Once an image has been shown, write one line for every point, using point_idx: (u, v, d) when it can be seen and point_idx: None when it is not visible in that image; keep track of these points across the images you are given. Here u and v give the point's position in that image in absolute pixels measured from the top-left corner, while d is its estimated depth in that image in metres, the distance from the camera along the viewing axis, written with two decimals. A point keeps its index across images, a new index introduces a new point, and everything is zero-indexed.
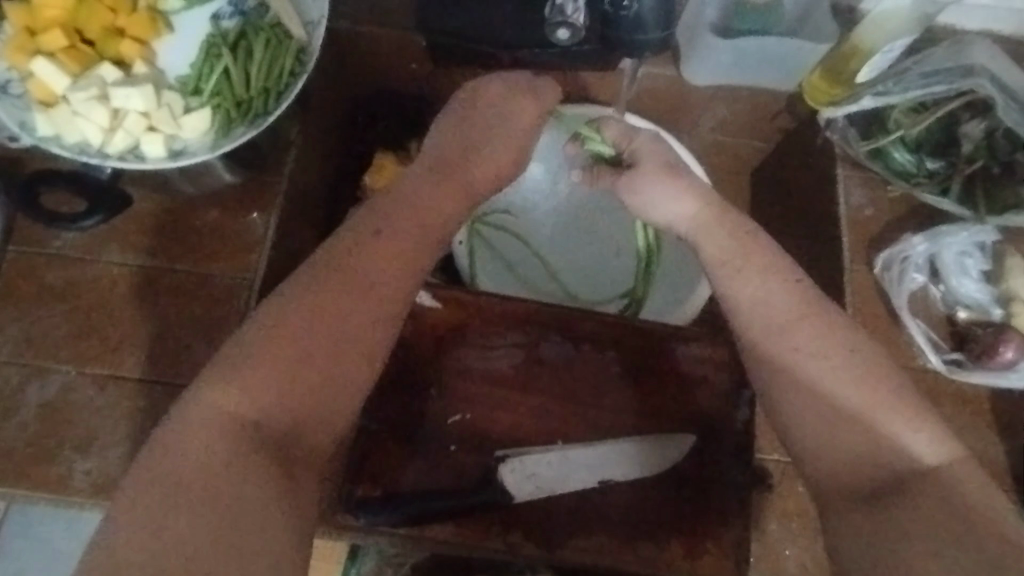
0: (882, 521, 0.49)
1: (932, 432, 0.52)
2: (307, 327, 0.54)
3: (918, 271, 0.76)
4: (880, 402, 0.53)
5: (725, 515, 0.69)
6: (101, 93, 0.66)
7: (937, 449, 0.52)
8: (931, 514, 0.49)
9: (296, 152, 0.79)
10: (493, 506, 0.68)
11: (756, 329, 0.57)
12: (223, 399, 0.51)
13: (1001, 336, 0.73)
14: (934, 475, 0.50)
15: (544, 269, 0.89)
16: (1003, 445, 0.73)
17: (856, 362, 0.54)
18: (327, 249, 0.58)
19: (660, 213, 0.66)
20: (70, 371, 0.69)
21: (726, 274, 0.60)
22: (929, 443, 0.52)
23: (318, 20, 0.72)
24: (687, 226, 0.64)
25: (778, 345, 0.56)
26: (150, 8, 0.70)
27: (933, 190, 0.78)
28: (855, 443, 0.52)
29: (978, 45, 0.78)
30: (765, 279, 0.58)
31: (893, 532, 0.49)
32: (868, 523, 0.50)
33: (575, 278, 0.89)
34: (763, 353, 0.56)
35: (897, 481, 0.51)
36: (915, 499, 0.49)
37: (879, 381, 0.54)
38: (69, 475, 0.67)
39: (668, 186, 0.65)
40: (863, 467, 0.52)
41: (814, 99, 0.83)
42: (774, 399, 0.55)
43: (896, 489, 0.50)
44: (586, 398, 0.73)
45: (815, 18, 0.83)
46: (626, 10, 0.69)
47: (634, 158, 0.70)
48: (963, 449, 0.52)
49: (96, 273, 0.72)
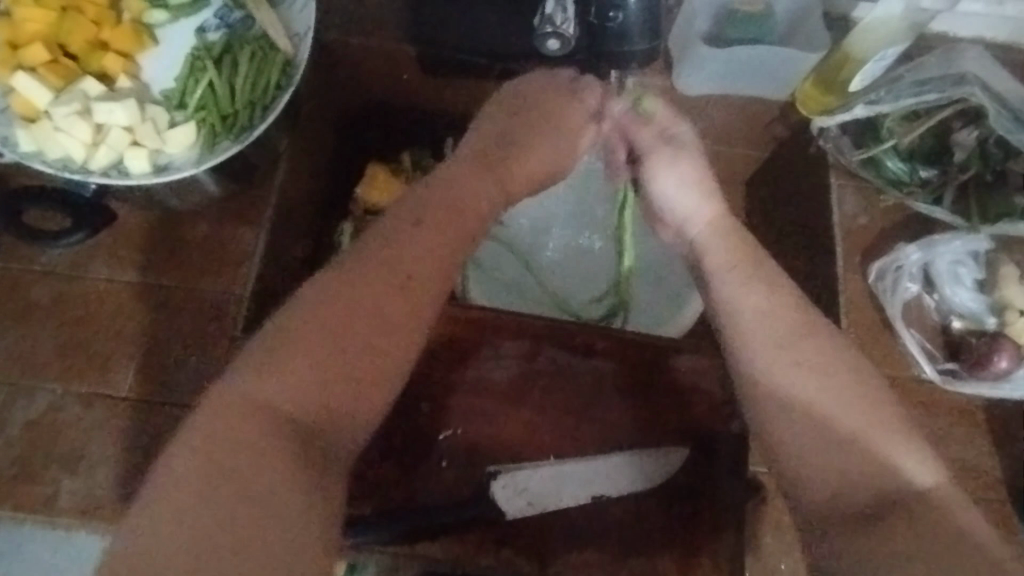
0: (868, 547, 0.45)
1: (916, 451, 0.48)
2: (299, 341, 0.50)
3: (911, 280, 0.76)
4: (863, 417, 0.49)
5: (719, 529, 0.68)
6: (83, 108, 0.65)
7: (923, 470, 0.48)
8: (919, 540, 0.45)
9: (286, 165, 0.78)
10: (484, 522, 0.67)
11: (753, 337, 0.52)
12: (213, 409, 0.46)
13: (994, 346, 0.72)
14: (921, 497, 0.47)
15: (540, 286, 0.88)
16: (999, 456, 0.72)
17: (832, 376, 0.50)
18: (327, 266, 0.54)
19: (675, 207, 0.62)
20: (56, 389, 0.69)
21: (729, 278, 0.55)
22: (922, 465, 0.48)
23: (304, 32, 0.71)
24: (694, 227, 0.60)
25: (775, 359, 0.51)
26: (134, 21, 0.70)
27: (925, 200, 0.78)
28: (840, 466, 0.48)
29: (968, 54, 0.78)
30: (770, 290, 0.54)
31: (881, 558, 0.45)
32: (854, 547, 0.46)
33: (568, 294, 0.88)
34: (751, 370, 0.51)
35: (884, 504, 0.47)
36: (902, 522, 0.46)
37: (861, 396, 0.50)
38: (54, 496, 0.66)
39: (693, 187, 0.62)
40: (846, 489, 0.48)
41: (807, 109, 0.82)
42: (757, 417, 0.51)
43: (882, 512, 0.46)
44: (578, 413, 0.72)
45: (806, 31, 0.82)
46: (612, 20, 0.69)
47: (666, 141, 0.65)
48: (944, 471, 0.48)
49: (84, 290, 0.71)
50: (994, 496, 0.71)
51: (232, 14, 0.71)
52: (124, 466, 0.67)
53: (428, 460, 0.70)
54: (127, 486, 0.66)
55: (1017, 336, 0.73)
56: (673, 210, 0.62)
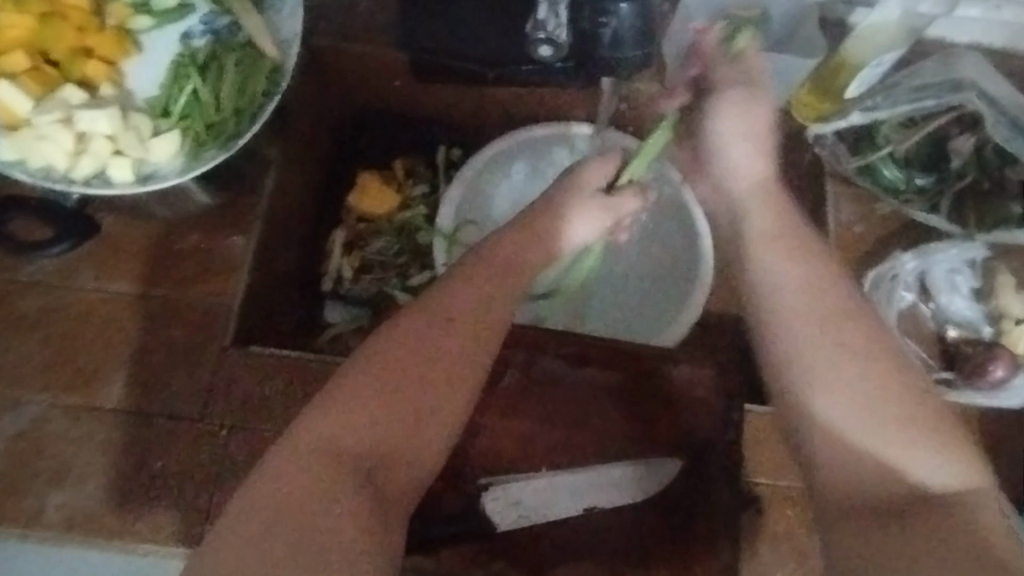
0: (888, 542, 0.49)
1: (957, 460, 0.51)
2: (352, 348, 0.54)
3: (907, 289, 0.76)
4: (896, 431, 0.52)
5: (714, 540, 0.68)
6: (64, 116, 0.64)
7: (963, 478, 0.51)
8: (947, 549, 0.48)
9: (275, 173, 0.76)
10: (476, 535, 0.67)
11: (787, 302, 0.57)
12: None
13: (991, 355, 0.72)
14: (953, 499, 0.50)
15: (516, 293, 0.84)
16: (997, 464, 0.71)
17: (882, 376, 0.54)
18: None
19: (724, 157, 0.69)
20: (41, 402, 0.67)
21: (770, 244, 0.61)
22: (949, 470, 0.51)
23: (291, 38, 0.70)
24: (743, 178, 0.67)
25: (808, 333, 0.56)
26: (119, 28, 0.69)
27: (923, 207, 0.77)
28: (871, 461, 0.52)
29: (967, 59, 0.77)
30: (786, 260, 0.59)
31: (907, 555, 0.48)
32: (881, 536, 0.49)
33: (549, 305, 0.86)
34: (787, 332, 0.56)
35: (903, 500, 0.50)
36: (921, 521, 0.49)
37: (910, 414, 0.52)
38: (40, 510, 0.65)
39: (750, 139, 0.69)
40: (874, 484, 0.51)
41: (802, 114, 0.81)
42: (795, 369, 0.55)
43: (903, 511, 0.50)
44: (570, 425, 0.71)
45: (802, 35, 0.79)
46: (604, 26, 0.72)
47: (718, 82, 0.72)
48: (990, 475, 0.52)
49: (70, 301, 0.70)
50: None
51: (219, 20, 0.70)
52: (110, 479, 0.65)
53: None
54: (114, 501, 0.65)
55: (1011, 344, 0.73)
56: (731, 161, 0.68)
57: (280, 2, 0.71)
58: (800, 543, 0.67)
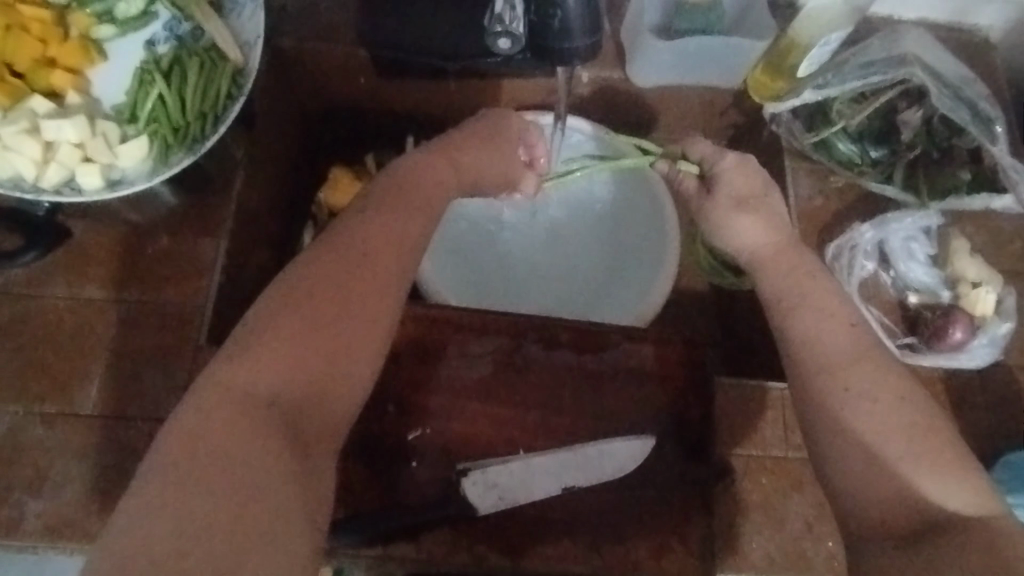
0: None
1: None
2: (318, 332, 0.53)
3: (867, 258, 0.77)
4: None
5: (689, 512, 0.69)
6: (31, 126, 0.65)
7: None
8: None
9: (243, 174, 0.77)
10: (458, 520, 0.68)
11: (807, 359, 0.57)
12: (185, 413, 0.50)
13: (950, 318, 0.73)
14: None
15: (506, 278, 0.90)
16: (956, 420, 0.73)
17: (913, 442, 0.52)
18: (301, 280, 0.55)
19: (736, 235, 0.67)
20: (17, 411, 0.68)
21: (806, 313, 0.59)
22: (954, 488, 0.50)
23: (254, 41, 0.72)
24: (757, 249, 0.66)
25: (885, 422, 0.53)
26: (82, 36, 0.70)
27: (877, 178, 0.80)
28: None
29: (909, 34, 0.81)
30: (811, 327, 0.58)
31: None
32: None
33: (541, 289, 0.90)
34: (809, 393, 0.56)
35: None
36: None
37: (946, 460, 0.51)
38: (19, 519, 0.65)
39: (750, 212, 0.67)
40: None
41: (758, 94, 0.84)
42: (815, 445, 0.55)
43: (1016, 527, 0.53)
44: (549, 404, 0.73)
45: (754, 16, 0.84)
46: (552, 18, 0.65)
47: (714, 179, 0.69)
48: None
49: (41, 310, 0.71)
50: None
51: (181, 25, 0.71)
52: (88, 485, 0.66)
53: (399, 462, 0.70)
54: (94, 504, 0.65)
55: (968, 307, 0.75)
56: (738, 237, 0.67)
57: (243, 6, 0.72)
58: (776, 509, 0.69)
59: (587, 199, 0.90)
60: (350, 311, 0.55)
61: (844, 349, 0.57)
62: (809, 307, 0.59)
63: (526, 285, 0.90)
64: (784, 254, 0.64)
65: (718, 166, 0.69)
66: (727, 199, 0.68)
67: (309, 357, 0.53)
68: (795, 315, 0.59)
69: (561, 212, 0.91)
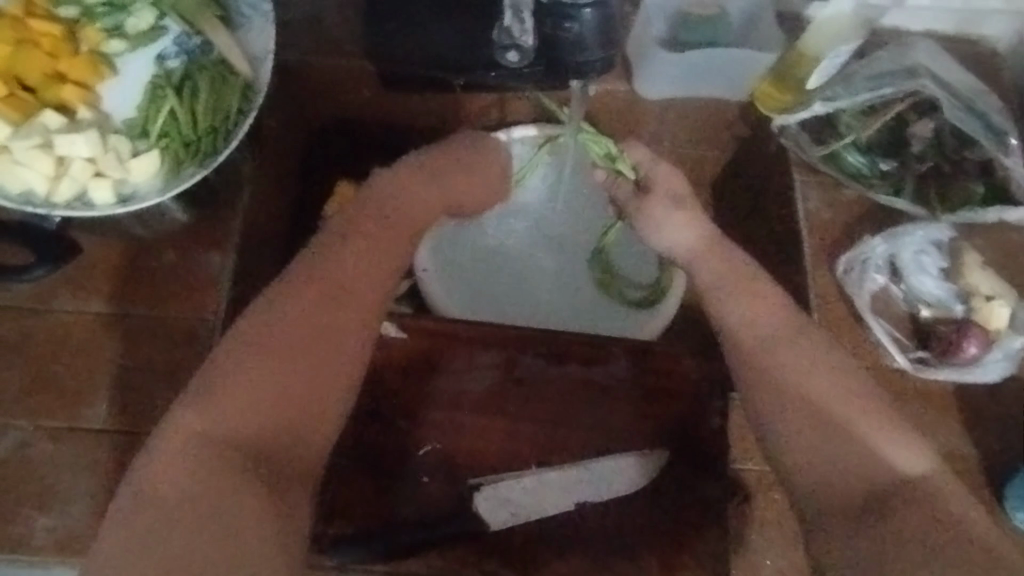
0: None
1: None
2: None
3: (878, 272, 0.76)
4: None
5: (701, 528, 0.68)
6: (44, 141, 0.65)
7: None
8: None
9: (250, 188, 0.77)
10: (469, 536, 0.67)
11: (791, 367, 0.58)
12: None
13: (963, 332, 0.73)
14: None
15: (508, 289, 0.89)
16: (967, 434, 0.72)
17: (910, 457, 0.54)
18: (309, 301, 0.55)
19: (665, 239, 0.71)
20: (26, 426, 0.67)
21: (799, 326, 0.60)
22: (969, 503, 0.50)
23: (264, 56, 0.72)
24: (685, 252, 0.69)
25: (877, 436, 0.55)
26: (92, 52, 0.70)
27: (886, 191, 0.79)
28: None
29: (919, 46, 0.82)
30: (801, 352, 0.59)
31: None
32: None
33: (545, 301, 0.89)
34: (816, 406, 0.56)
35: None
36: None
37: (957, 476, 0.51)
38: (28, 535, 0.64)
39: (675, 219, 0.70)
40: None
41: (765, 107, 0.83)
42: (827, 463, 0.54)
43: None
44: (559, 420, 0.73)
45: (760, 30, 0.84)
46: (566, 30, 0.66)
47: (647, 185, 0.74)
48: None
49: (50, 325, 0.71)
50: (969, 479, 0.71)
51: (191, 40, 0.71)
52: (99, 500, 0.65)
53: (410, 478, 0.70)
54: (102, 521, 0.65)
55: (983, 321, 0.74)
56: (662, 238, 0.71)
57: (253, 22, 0.73)
58: None
59: (580, 209, 0.90)
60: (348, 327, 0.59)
61: (776, 329, 0.61)
62: (749, 295, 0.63)
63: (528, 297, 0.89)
64: (717, 255, 0.67)
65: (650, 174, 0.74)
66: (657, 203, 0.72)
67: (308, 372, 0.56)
68: (725, 302, 0.63)
69: (555, 221, 0.90)
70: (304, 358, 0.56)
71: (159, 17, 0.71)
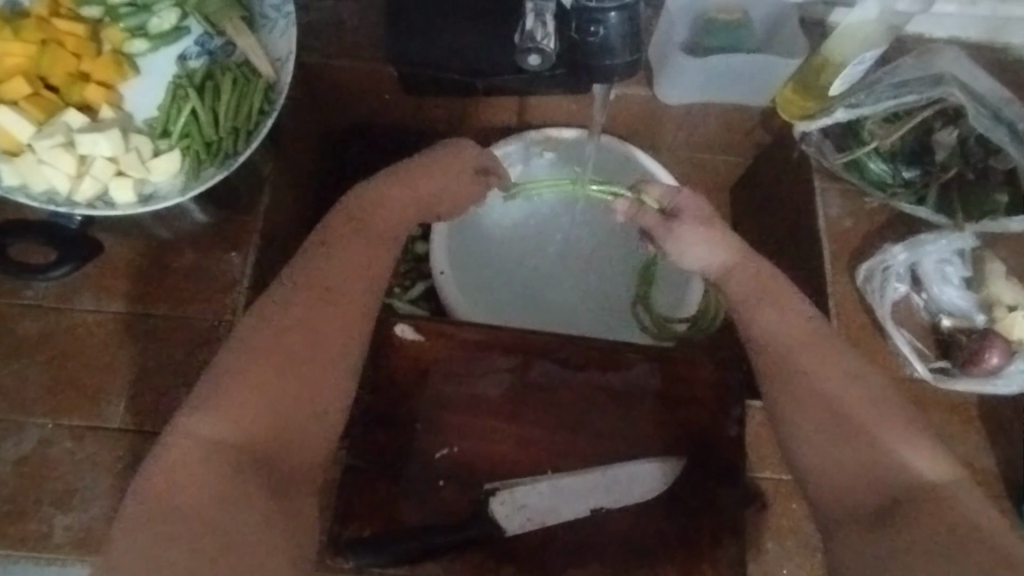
0: None
1: None
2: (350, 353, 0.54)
3: (899, 280, 0.76)
4: None
5: (718, 537, 0.68)
6: (66, 140, 0.65)
7: None
8: None
9: (270, 189, 0.77)
10: (485, 541, 0.67)
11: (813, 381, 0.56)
12: (217, 434, 0.50)
13: (986, 342, 0.72)
14: None
15: (531, 296, 0.89)
16: (988, 446, 0.72)
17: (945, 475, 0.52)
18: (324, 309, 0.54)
19: (697, 261, 0.65)
20: (46, 424, 0.68)
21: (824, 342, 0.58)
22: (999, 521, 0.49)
23: (286, 57, 0.72)
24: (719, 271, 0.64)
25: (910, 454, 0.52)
26: (115, 51, 0.70)
27: (909, 200, 0.78)
28: None
29: (944, 54, 0.80)
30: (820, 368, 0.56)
31: None
32: None
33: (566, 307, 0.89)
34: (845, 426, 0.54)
35: None
36: None
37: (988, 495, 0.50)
38: (47, 533, 0.65)
39: (708, 238, 0.64)
40: None
41: (787, 112, 0.84)
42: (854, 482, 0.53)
43: None
44: (576, 425, 0.72)
45: (783, 35, 0.83)
46: (592, 36, 0.64)
47: (676, 211, 0.67)
48: None
49: (70, 324, 0.71)
50: (989, 491, 0.71)
51: (212, 41, 0.71)
52: (118, 499, 0.66)
53: (426, 482, 0.70)
54: None
55: (1005, 331, 0.73)
56: (693, 261, 0.65)
57: (275, 23, 0.72)
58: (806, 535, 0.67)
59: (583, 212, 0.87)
60: (362, 327, 0.57)
61: (803, 341, 0.58)
62: (781, 308, 0.60)
63: (550, 303, 0.90)
64: (750, 270, 0.63)
65: (676, 201, 0.67)
66: (686, 225, 0.66)
67: (324, 375, 0.54)
68: (758, 314, 0.60)
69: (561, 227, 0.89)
70: (321, 357, 0.55)
71: (181, 17, 0.71)
